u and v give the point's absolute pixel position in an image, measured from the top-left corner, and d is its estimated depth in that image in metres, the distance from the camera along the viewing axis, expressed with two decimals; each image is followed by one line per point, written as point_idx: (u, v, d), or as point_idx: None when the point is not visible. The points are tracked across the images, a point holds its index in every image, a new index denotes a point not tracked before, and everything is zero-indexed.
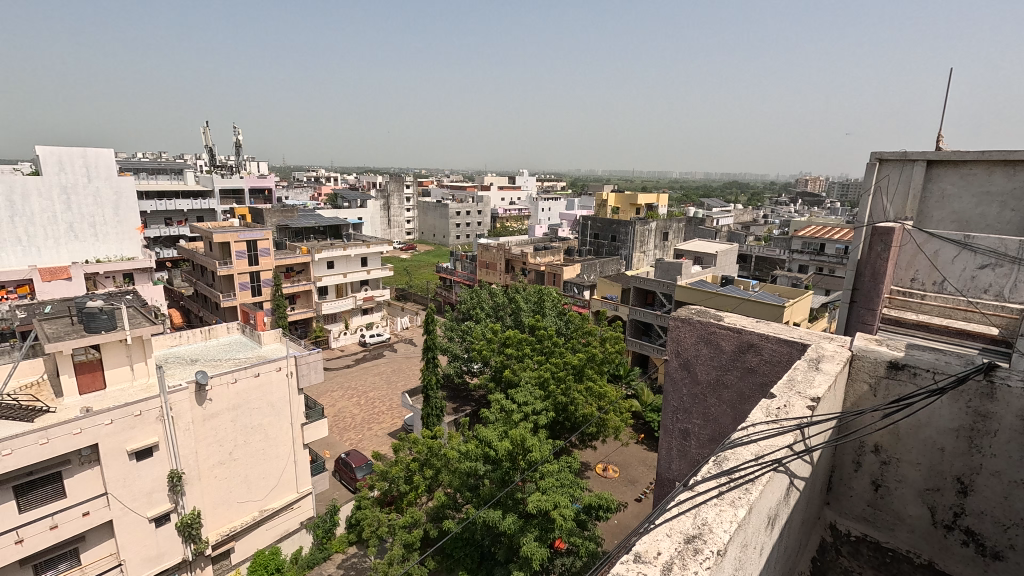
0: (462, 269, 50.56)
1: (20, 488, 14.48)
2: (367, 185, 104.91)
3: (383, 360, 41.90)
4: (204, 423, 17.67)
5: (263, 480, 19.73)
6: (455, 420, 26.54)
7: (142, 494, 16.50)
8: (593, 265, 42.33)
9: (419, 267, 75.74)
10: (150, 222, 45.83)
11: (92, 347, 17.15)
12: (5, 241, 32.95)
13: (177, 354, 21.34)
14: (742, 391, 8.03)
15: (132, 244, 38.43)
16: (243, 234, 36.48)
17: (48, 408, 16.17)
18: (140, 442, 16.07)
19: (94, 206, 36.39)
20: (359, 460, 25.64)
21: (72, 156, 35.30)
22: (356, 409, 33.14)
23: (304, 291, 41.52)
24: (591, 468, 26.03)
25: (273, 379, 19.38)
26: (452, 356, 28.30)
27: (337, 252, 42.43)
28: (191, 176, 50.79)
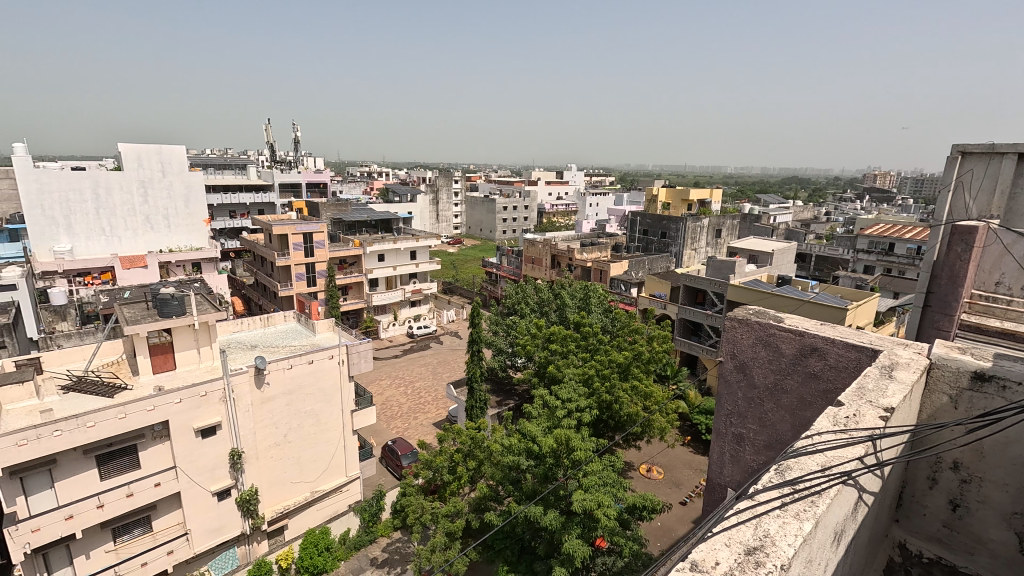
0: (507, 264, 50.80)
1: (101, 458, 15.75)
2: (416, 180, 107.15)
3: (430, 351, 42.77)
4: (262, 405, 18.64)
5: (315, 462, 20.62)
6: (499, 414, 26.77)
7: (207, 470, 17.59)
8: (641, 262, 41.52)
9: (465, 261, 76.75)
10: (216, 215, 48.74)
11: (164, 330, 18.41)
12: (91, 231, 35.90)
13: (239, 339, 22.60)
14: (803, 396, 7.64)
15: (200, 235, 40.98)
16: (300, 226, 38.10)
17: (125, 386, 17.50)
18: (205, 421, 17.14)
19: (167, 199, 39.03)
20: (405, 448, 26.32)
21: (149, 153, 38.14)
22: (403, 399, 34.03)
23: (356, 282, 42.88)
24: (635, 468, 25.65)
25: (326, 367, 20.18)
26: (496, 350, 28.52)
27: (387, 245, 43.60)
28: (254, 171, 53.57)
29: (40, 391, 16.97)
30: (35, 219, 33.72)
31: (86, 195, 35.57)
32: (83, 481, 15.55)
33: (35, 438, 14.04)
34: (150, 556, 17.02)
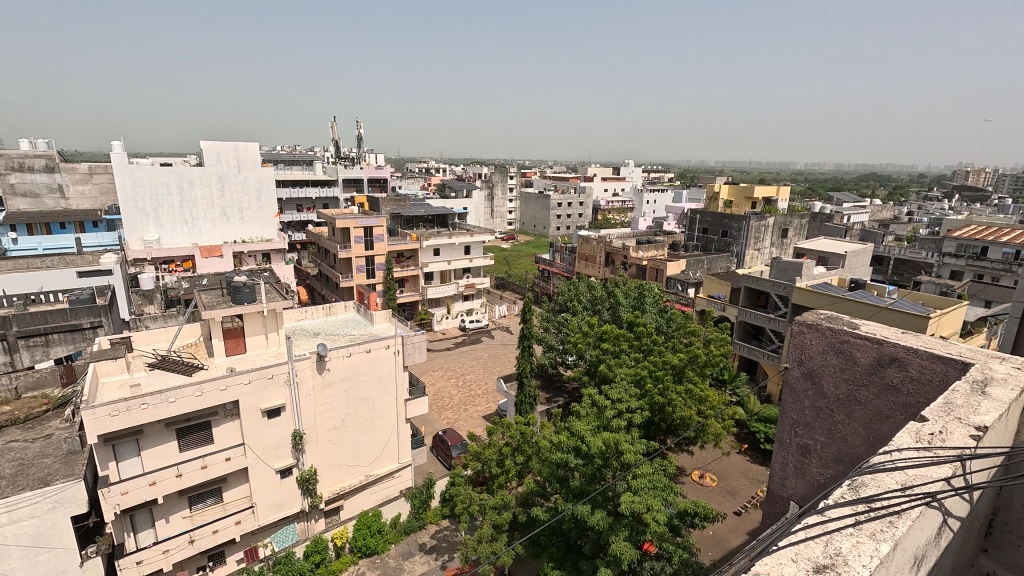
0: (560, 261, 50.51)
1: (180, 431, 17.11)
2: (472, 175, 108.62)
3: (481, 345, 43.33)
4: (323, 390, 19.58)
5: (370, 448, 21.45)
6: (548, 411, 26.74)
7: (272, 448, 18.71)
8: (700, 261, 40.13)
9: (517, 257, 77.07)
10: (285, 208, 51.53)
11: (237, 316, 19.72)
12: (175, 222, 39.02)
13: (303, 327, 23.83)
14: (879, 410, 7.14)
15: (270, 227, 43.45)
16: (361, 220, 39.56)
17: (202, 366, 18.90)
18: (271, 402, 18.24)
19: (242, 193, 41.59)
20: (455, 439, 26.83)
21: (226, 150, 40.70)
22: (454, 390, 34.71)
23: (412, 275, 44.07)
24: (686, 474, 24.93)
25: (383, 356, 20.89)
26: (547, 347, 28.47)
27: (443, 240, 44.49)
28: (320, 166, 56.15)
29: (130, 366, 18.65)
30: (128, 210, 36.96)
31: (172, 189, 38.60)
32: (165, 451, 16.98)
33: (126, 410, 15.45)
34: (220, 524, 18.23)
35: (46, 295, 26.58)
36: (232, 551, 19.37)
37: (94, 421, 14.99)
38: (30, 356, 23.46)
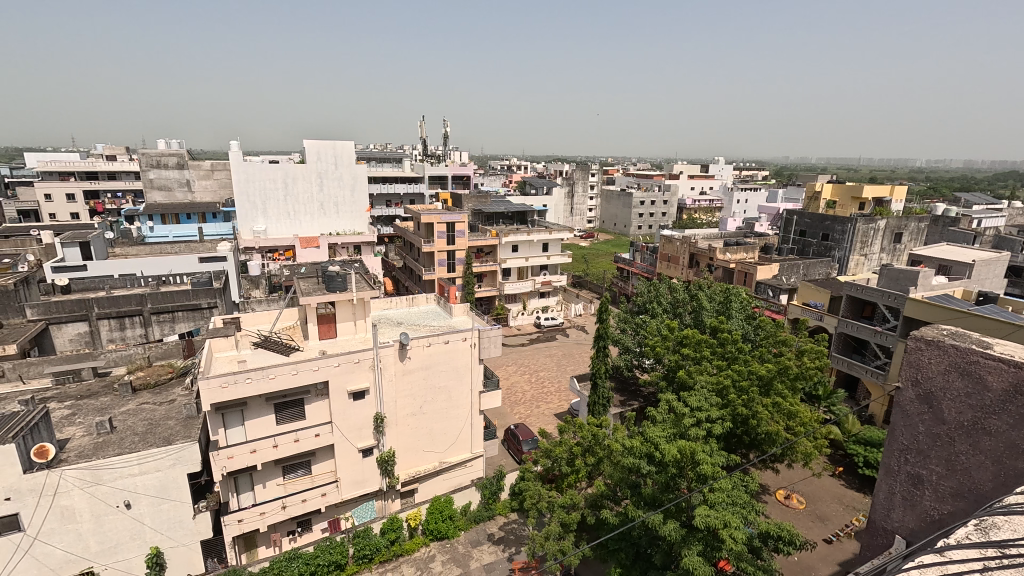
0: (641, 261, 49.05)
1: (277, 405, 18.71)
2: (553, 173, 108.40)
3: (555, 343, 43.26)
4: (403, 377, 20.53)
5: (444, 435, 22.22)
6: (621, 414, 26.14)
7: (356, 428, 19.93)
8: (795, 266, 37.22)
9: (596, 256, 76.00)
10: (375, 204, 54.56)
11: (330, 303, 21.17)
12: (280, 214, 42.77)
13: (388, 316, 25.14)
14: (1014, 443, 6.26)
15: (361, 221, 46.16)
16: (444, 216, 40.96)
17: (298, 348, 20.56)
18: (357, 385, 19.44)
19: (337, 188, 44.53)
20: (526, 434, 27.03)
21: (325, 148, 43.69)
22: (527, 386, 34.96)
23: (490, 271, 44.92)
24: (770, 492, 23.35)
25: (460, 348, 21.53)
26: (623, 348, 27.78)
27: (522, 237, 44.88)
28: (408, 164, 58.73)
29: (238, 344, 20.74)
30: (241, 204, 41.02)
31: (278, 184, 42.27)
32: (264, 423, 18.64)
33: (234, 382, 17.17)
34: (308, 494, 19.75)
35: (173, 277, 30.20)
36: (317, 520, 20.94)
37: (208, 390, 16.83)
38: (160, 330, 26.84)
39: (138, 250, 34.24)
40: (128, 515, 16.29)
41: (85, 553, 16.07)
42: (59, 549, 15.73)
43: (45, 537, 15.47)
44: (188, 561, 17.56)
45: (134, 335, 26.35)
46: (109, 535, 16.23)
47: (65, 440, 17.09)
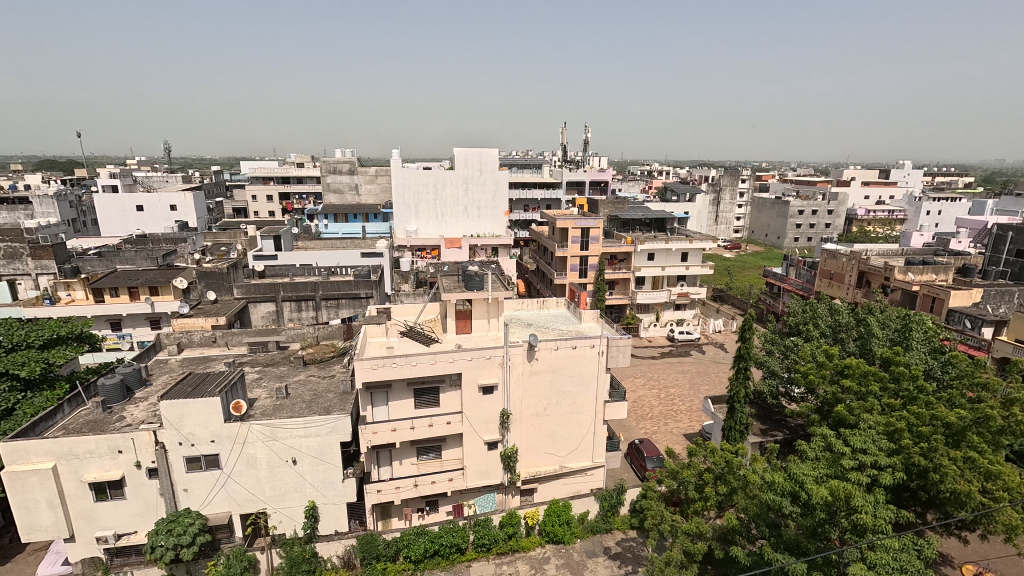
0: (796, 277, 44.07)
1: (416, 390, 20.41)
2: (698, 178, 102.37)
3: (689, 359, 40.77)
4: (529, 377, 21.02)
5: (567, 440, 22.26)
6: (761, 444, 23.68)
7: (483, 421, 20.88)
8: (1006, 292, 30.41)
9: (742, 269, 70.02)
10: (514, 208, 56.83)
11: (467, 300, 22.48)
12: (429, 215, 46.79)
13: (519, 317, 25.95)
14: None
15: (499, 224, 48.34)
16: (579, 221, 40.97)
17: (437, 340, 22.23)
18: (486, 380, 20.38)
19: (480, 193, 47.18)
20: (651, 451, 25.89)
21: (471, 155, 46.53)
22: (655, 401, 33.49)
23: (623, 278, 43.97)
24: (952, 565, 19.30)
25: (587, 355, 21.36)
26: (768, 372, 25.16)
27: (659, 245, 43.15)
28: (547, 170, 60.07)
29: (388, 331, 23.08)
30: (398, 206, 45.86)
31: (429, 188, 46.15)
32: (404, 405, 20.50)
33: (382, 365, 19.13)
34: (438, 477, 21.13)
35: (340, 269, 34.67)
36: (443, 503, 22.36)
37: (361, 370, 19.00)
38: (327, 314, 30.96)
39: (315, 244, 39.97)
40: (294, 470, 19.05)
41: (260, 496, 19.14)
42: (243, 489, 18.95)
43: (235, 477, 18.77)
44: (335, 518, 20.00)
45: (307, 316, 30.80)
46: (279, 484, 19.14)
47: (254, 399, 20.62)
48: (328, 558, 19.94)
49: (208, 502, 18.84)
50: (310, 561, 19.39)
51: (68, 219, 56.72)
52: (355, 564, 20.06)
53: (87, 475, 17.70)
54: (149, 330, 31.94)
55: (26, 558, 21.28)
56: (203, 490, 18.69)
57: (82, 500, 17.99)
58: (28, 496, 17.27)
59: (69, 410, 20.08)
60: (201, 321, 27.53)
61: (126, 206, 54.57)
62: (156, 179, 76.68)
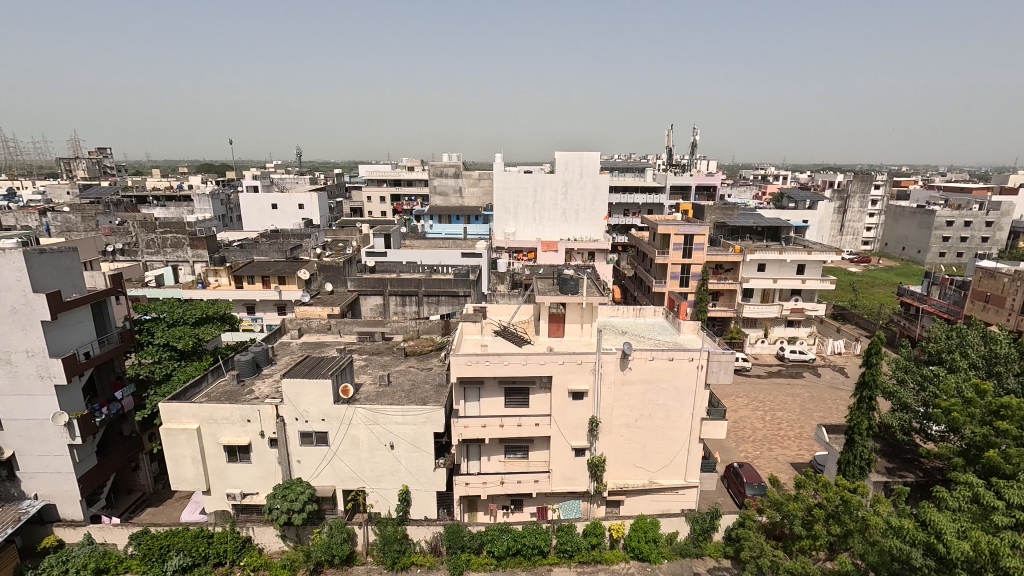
0: (940, 297, 38.53)
1: (507, 389, 20.81)
2: (821, 184, 93.14)
3: (800, 382, 37.22)
4: (621, 387, 20.51)
5: (658, 455, 21.38)
6: (886, 484, 20.91)
7: (572, 426, 20.73)
8: None
9: (871, 285, 62.43)
10: (613, 213, 55.81)
11: (561, 304, 22.46)
12: (528, 219, 47.60)
13: (614, 324, 25.39)
14: None
15: (597, 229, 47.78)
16: (683, 227, 39.21)
17: (530, 341, 22.48)
18: (577, 385, 20.21)
19: (579, 197, 46.96)
20: (752, 477, 23.96)
21: (573, 160, 46.44)
22: (759, 424, 30.99)
23: (729, 290, 41.25)
24: None
25: (685, 368, 20.32)
26: (899, 405, 22.17)
27: (772, 255, 39.94)
28: (650, 174, 58.17)
29: (483, 329, 23.77)
30: (499, 209, 47.26)
31: (529, 192, 46.96)
32: (495, 402, 20.99)
33: (476, 362, 19.76)
34: (524, 477, 21.33)
35: (442, 267, 36.37)
36: (528, 504, 22.52)
37: (456, 365, 19.81)
38: (428, 309, 32.60)
39: (420, 243, 42.31)
40: (391, 454, 20.30)
41: (361, 475, 20.64)
42: (347, 466, 20.57)
43: (340, 454, 20.42)
44: (425, 504, 21.01)
45: (410, 311, 32.70)
46: (377, 466, 20.50)
47: (360, 385, 22.31)
48: (417, 542, 21.02)
49: (316, 475, 20.67)
50: (401, 542, 20.58)
51: (219, 215, 65.53)
52: (442, 551, 20.92)
53: (222, 438, 20.31)
54: (276, 315, 35.92)
55: (174, 503, 24.87)
56: (313, 463, 20.55)
57: (217, 459, 20.65)
58: (178, 451, 20.18)
59: (212, 380, 23.27)
60: (319, 310, 30.38)
61: (264, 205, 61.86)
62: (288, 181, 85.92)
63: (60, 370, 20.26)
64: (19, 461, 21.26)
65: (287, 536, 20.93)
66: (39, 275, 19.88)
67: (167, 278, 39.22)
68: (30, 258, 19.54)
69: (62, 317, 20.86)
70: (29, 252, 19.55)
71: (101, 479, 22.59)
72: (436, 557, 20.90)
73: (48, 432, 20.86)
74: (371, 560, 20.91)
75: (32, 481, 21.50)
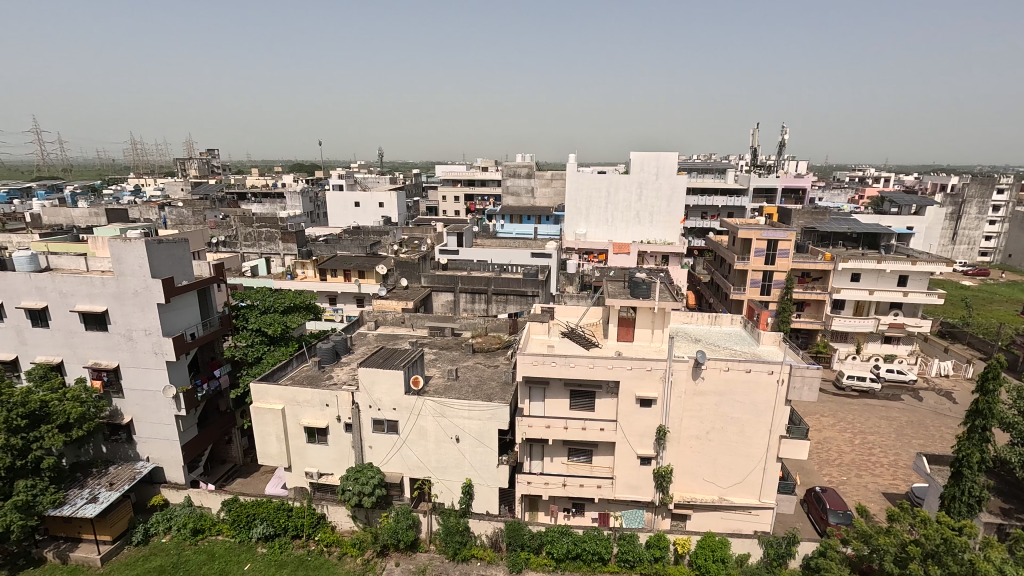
0: None
1: (573, 392, 20.66)
2: (930, 187, 83.91)
3: (897, 404, 33.86)
4: (693, 396, 19.70)
5: (730, 471, 20.32)
6: (1000, 527, 18.51)
7: (638, 434, 20.18)
8: None
9: (989, 302, 55.48)
10: (690, 215, 53.66)
11: (632, 308, 21.94)
12: (600, 220, 46.98)
13: (687, 331, 24.42)
14: None
15: (672, 232, 46.16)
16: (766, 232, 36.92)
17: (597, 344, 22.17)
18: (645, 392, 19.63)
19: (655, 198, 45.60)
20: (836, 504, 22.11)
21: (649, 160, 45.17)
22: (847, 448, 28.54)
23: (817, 300, 38.34)
24: None
25: (763, 382, 19.13)
26: (1019, 439, 19.52)
27: (868, 264, 36.59)
28: (732, 176, 55.31)
29: (550, 330, 23.75)
30: (571, 210, 47.08)
31: (602, 193, 46.33)
32: (560, 404, 20.90)
33: (542, 362, 19.78)
34: (586, 481, 21.05)
35: (512, 267, 36.73)
36: (590, 509, 22.20)
37: (523, 365, 19.95)
38: (497, 308, 33.09)
39: (491, 243, 42.97)
40: (456, 447, 20.82)
41: (427, 465, 21.33)
42: (415, 456, 21.34)
43: (408, 444, 21.22)
44: (487, 499, 21.34)
45: (479, 308, 33.36)
46: (442, 458, 21.09)
47: (429, 378, 23.05)
48: (479, 535, 21.40)
49: (386, 461, 21.63)
50: (462, 534, 21.06)
51: (308, 211, 70.21)
52: (502, 547, 21.17)
53: (303, 419, 21.77)
54: (355, 307, 37.99)
55: (260, 476, 27.07)
56: (383, 450, 21.52)
57: (298, 439, 22.16)
58: (265, 429, 21.88)
59: (297, 365, 25.01)
60: (394, 304, 31.78)
61: (348, 202, 65.48)
62: (370, 180, 90.33)
63: (171, 348, 22.65)
64: (136, 427, 24.02)
65: (357, 517, 22.10)
66: (157, 262, 22.31)
67: (261, 269, 42.61)
68: (150, 247, 21.97)
69: (174, 301, 23.27)
70: (149, 242, 21.97)
71: (200, 448, 25.05)
72: (496, 552, 21.19)
73: (159, 402, 23.41)
74: (433, 548, 21.59)
75: (145, 445, 24.22)
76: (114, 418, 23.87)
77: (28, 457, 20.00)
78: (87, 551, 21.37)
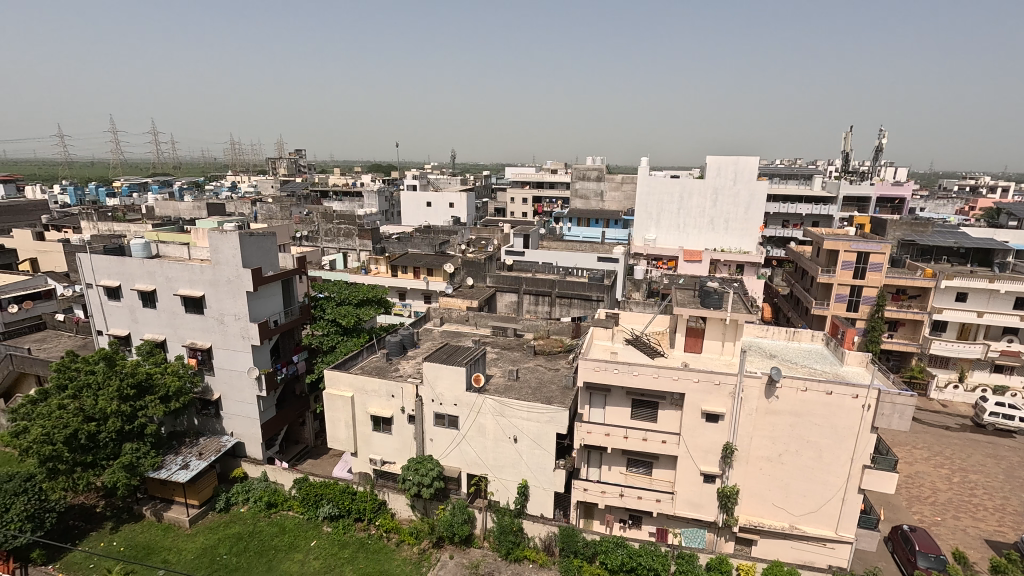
0: None
1: (635, 401, 20.16)
2: None
3: (1006, 442, 30.14)
4: (765, 415, 18.58)
5: (804, 498, 18.96)
6: None
7: (703, 450, 19.34)
8: None
9: None
10: (770, 223, 50.66)
11: (702, 318, 21.05)
12: (671, 225, 45.48)
13: (761, 345, 23.08)
14: None
15: (749, 240, 43.76)
16: (856, 244, 34.09)
17: (663, 354, 21.47)
18: (712, 407, 18.76)
19: (731, 204, 43.48)
20: (926, 546, 20.04)
21: (726, 164, 43.20)
22: (942, 485, 25.78)
23: (913, 320, 34.91)
24: None
25: (846, 406, 17.70)
26: None
27: (978, 283, 32.82)
28: (819, 182, 51.65)
29: (614, 336, 23.29)
30: (641, 215, 45.98)
31: (674, 198, 44.87)
32: (621, 412, 20.46)
33: (604, 368, 19.46)
34: (645, 493, 20.43)
35: (577, 270, 36.40)
36: (647, 522, 21.55)
37: (584, 370, 19.72)
38: (561, 311, 32.91)
39: (557, 245, 42.86)
40: (513, 448, 20.93)
41: (484, 462, 21.62)
42: (473, 452, 21.70)
43: (467, 440, 21.63)
44: (542, 502, 21.29)
45: (543, 310, 33.40)
46: (500, 456, 21.29)
47: (491, 377, 23.36)
48: (532, 537, 21.39)
49: (445, 455, 22.16)
50: (516, 534, 21.15)
51: (383, 210, 73.37)
52: (555, 552, 21.03)
53: (370, 408, 22.78)
54: (423, 303, 39.27)
55: (328, 459, 28.61)
56: (443, 444, 22.07)
57: (365, 426, 23.18)
58: (335, 414, 23.11)
59: (367, 356, 26.21)
60: (460, 302, 32.48)
61: (420, 202, 67.78)
62: (442, 180, 92.91)
63: (256, 333, 24.52)
64: (223, 403, 26.20)
65: (416, 506, 22.82)
66: (248, 253, 24.27)
67: (338, 263, 45.04)
68: (243, 239, 23.95)
69: (261, 289, 25.18)
70: (242, 235, 23.94)
71: (277, 427, 26.89)
72: (549, 556, 21.04)
73: (244, 382, 25.39)
74: (487, 545, 21.86)
75: (231, 421, 26.36)
76: (206, 394, 26.14)
77: (135, 423, 22.26)
78: (178, 512, 23.56)
